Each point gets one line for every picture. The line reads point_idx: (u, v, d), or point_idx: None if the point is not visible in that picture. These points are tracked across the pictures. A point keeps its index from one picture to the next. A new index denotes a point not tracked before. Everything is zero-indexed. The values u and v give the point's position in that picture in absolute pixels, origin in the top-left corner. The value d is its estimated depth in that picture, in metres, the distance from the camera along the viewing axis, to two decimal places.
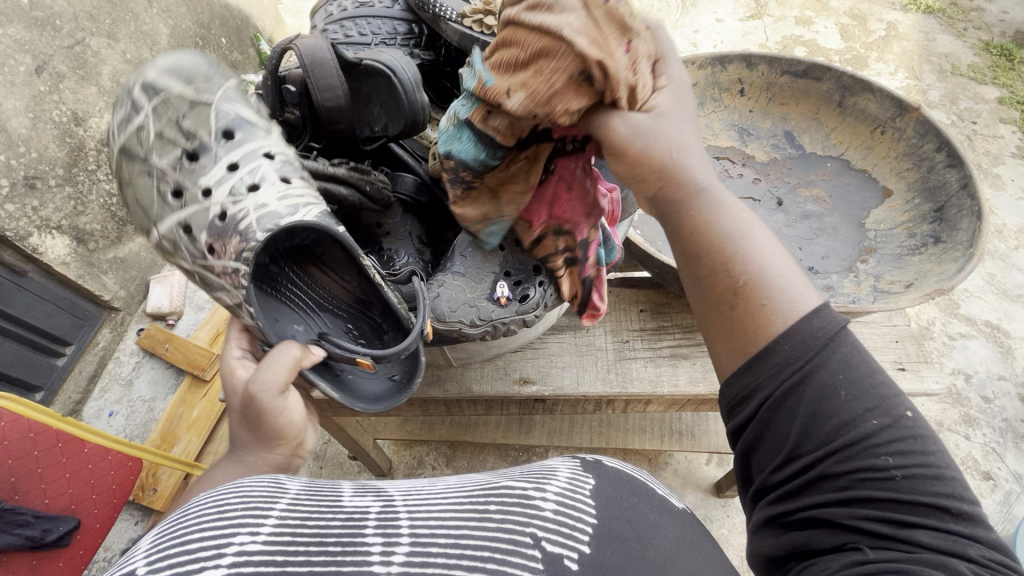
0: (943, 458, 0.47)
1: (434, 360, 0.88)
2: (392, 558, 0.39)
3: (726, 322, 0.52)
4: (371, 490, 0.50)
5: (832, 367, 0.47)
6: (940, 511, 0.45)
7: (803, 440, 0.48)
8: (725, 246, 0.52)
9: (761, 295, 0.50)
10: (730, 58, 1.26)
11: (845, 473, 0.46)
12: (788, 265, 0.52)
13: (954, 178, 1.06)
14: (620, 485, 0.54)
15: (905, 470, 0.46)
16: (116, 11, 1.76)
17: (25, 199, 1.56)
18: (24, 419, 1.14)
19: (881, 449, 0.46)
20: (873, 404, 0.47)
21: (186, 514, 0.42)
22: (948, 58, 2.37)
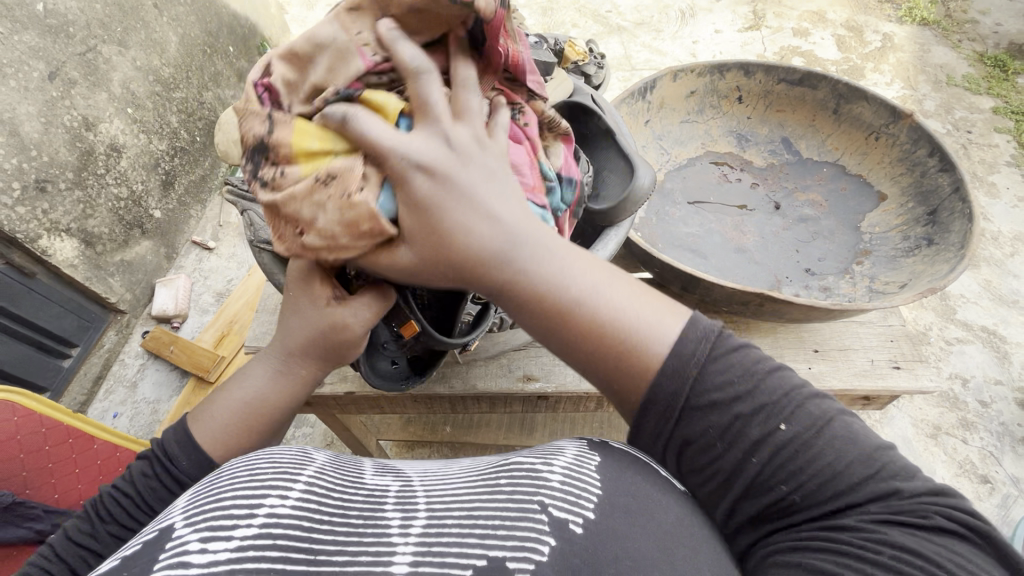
0: (851, 441, 0.46)
1: (442, 357, 0.90)
2: (410, 530, 0.42)
3: (600, 381, 0.51)
4: (391, 470, 0.53)
5: (704, 402, 0.47)
6: (849, 500, 0.44)
7: (710, 477, 0.49)
8: (571, 313, 0.49)
9: (621, 345, 0.49)
10: (727, 67, 1.30)
11: (749, 502, 0.48)
12: (639, 299, 0.51)
13: (947, 181, 1.08)
14: (626, 461, 0.51)
15: (804, 492, 0.45)
16: (128, 19, 1.80)
17: (36, 202, 1.59)
18: (37, 415, 1.17)
19: (775, 477, 0.46)
20: (765, 416, 0.46)
21: (218, 477, 0.45)
22: (942, 68, 2.41)
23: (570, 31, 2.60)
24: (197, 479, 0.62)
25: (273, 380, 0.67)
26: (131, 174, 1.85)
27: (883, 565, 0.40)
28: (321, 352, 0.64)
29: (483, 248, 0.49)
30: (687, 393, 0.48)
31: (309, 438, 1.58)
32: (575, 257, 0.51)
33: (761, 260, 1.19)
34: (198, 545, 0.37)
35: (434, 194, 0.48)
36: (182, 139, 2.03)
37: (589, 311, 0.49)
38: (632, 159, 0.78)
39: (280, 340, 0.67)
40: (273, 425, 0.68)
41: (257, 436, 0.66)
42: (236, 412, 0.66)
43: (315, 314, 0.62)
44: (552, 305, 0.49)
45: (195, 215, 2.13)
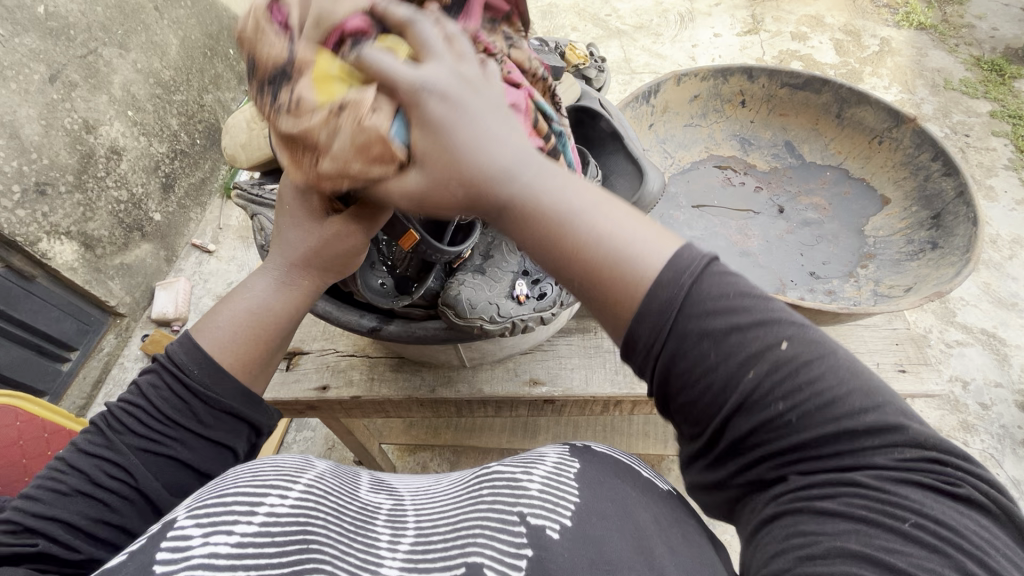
0: (845, 368, 0.42)
1: (449, 361, 0.90)
2: (398, 547, 0.42)
3: (591, 308, 0.47)
4: (385, 486, 0.53)
5: (704, 316, 0.43)
6: (855, 423, 0.40)
7: (695, 404, 0.45)
8: (564, 231, 0.45)
9: (616, 268, 0.44)
10: (732, 71, 1.30)
11: (740, 422, 0.43)
12: (639, 224, 0.46)
13: (950, 186, 1.08)
14: (607, 469, 0.50)
15: (799, 410, 0.41)
16: (128, 22, 1.80)
17: (36, 205, 1.58)
18: (40, 420, 1.18)
19: (770, 395, 0.42)
20: (764, 334, 0.42)
21: (219, 482, 0.44)
22: (940, 72, 2.43)
23: (570, 34, 2.61)
24: (206, 388, 0.58)
25: (276, 289, 0.63)
26: (131, 177, 1.85)
27: (903, 533, 0.38)
28: (323, 262, 0.61)
29: (486, 167, 0.43)
30: (683, 302, 0.43)
31: (310, 442, 1.57)
32: (568, 180, 0.46)
33: (764, 264, 1.20)
34: (199, 537, 0.37)
35: (445, 118, 0.42)
36: (183, 142, 2.02)
37: (574, 234, 0.45)
38: (642, 163, 0.78)
39: (277, 249, 0.62)
40: (276, 340, 0.63)
41: (265, 348, 0.62)
42: (241, 320, 0.61)
43: (317, 223, 0.60)
44: (547, 228, 0.45)
45: (195, 218, 2.13)
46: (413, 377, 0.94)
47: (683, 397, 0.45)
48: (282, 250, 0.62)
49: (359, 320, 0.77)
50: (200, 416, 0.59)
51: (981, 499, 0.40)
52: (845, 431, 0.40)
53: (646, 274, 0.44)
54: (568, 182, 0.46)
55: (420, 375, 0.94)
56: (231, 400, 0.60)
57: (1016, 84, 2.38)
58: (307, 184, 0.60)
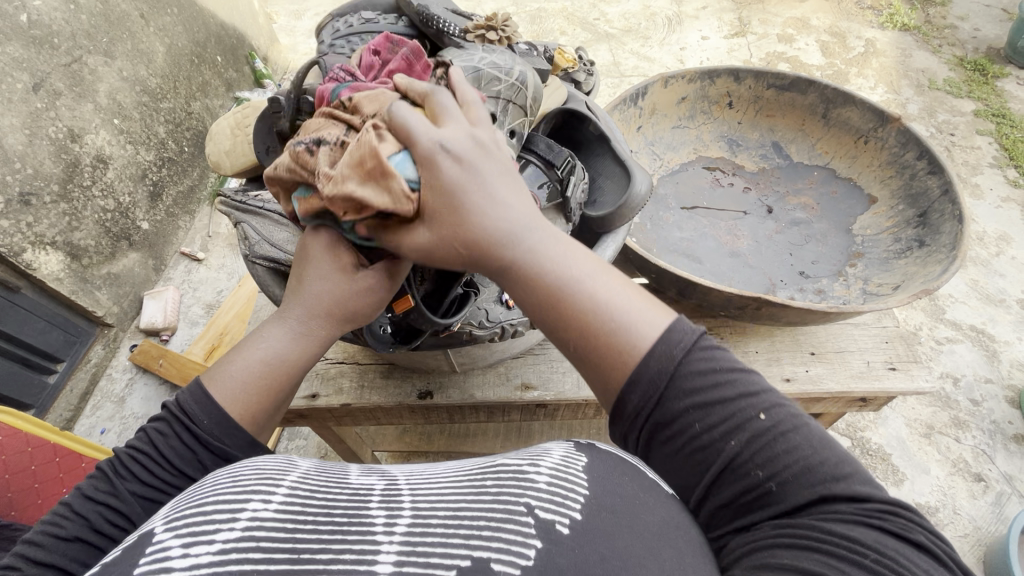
0: (815, 454, 0.44)
1: (439, 367, 0.89)
2: (395, 527, 0.39)
3: (587, 368, 0.49)
4: (377, 469, 0.49)
5: (687, 392, 0.46)
6: (822, 490, 0.42)
7: (677, 465, 0.48)
8: (565, 293, 0.48)
9: (612, 335, 0.47)
10: (719, 73, 1.31)
11: (723, 488, 0.46)
12: (638, 298, 0.49)
13: (935, 184, 1.09)
14: (614, 463, 0.48)
15: (779, 478, 0.44)
16: (114, 30, 1.79)
17: (20, 215, 1.56)
18: (23, 434, 1.17)
19: (744, 462, 0.45)
20: (745, 406, 0.45)
21: (200, 488, 0.42)
22: (924, 72, 2.46)
23: (558, 38, 2.62)
24: (213, 436, 0.57)
25: (292, 339, 0.62)
26: (118, 186, 1.83)
27: (868, 568, 0.38)
28: (347, 315, 0.61)
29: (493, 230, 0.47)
30: (672, 373, 0.46)
31: (302, 450, 1.56)
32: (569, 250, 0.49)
33: (754, 263, 1.20)
34: (179, 548, 0.35)
35: (457, 180, 0.46)
36: (170, 150, 2.01)
37: (581, 301, 0.48)
38: (629, 165, 0.77)
39: (298, 295, 0.62)
40: (285, 392, 0.63)
41: (273, 400, 0.61)
42: (253, 371, 0.61)
43: (344, 276, 0.60)
44: (548, 296, 0.48)
45: (184, 226, 2.11)
46: (404, 384, 0.93)
47: (660, 458, 0.49)
48: (306, 292, 0.61)
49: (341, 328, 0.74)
50: (207, 465, 0.57)
51: (936, 551, 0.41)
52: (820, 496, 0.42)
53: (640, 338, 0.47)
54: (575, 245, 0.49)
55: (411, 383, 0.93)
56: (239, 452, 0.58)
57: (999, 83, 2.41)
58: (338, 239, 0.60)
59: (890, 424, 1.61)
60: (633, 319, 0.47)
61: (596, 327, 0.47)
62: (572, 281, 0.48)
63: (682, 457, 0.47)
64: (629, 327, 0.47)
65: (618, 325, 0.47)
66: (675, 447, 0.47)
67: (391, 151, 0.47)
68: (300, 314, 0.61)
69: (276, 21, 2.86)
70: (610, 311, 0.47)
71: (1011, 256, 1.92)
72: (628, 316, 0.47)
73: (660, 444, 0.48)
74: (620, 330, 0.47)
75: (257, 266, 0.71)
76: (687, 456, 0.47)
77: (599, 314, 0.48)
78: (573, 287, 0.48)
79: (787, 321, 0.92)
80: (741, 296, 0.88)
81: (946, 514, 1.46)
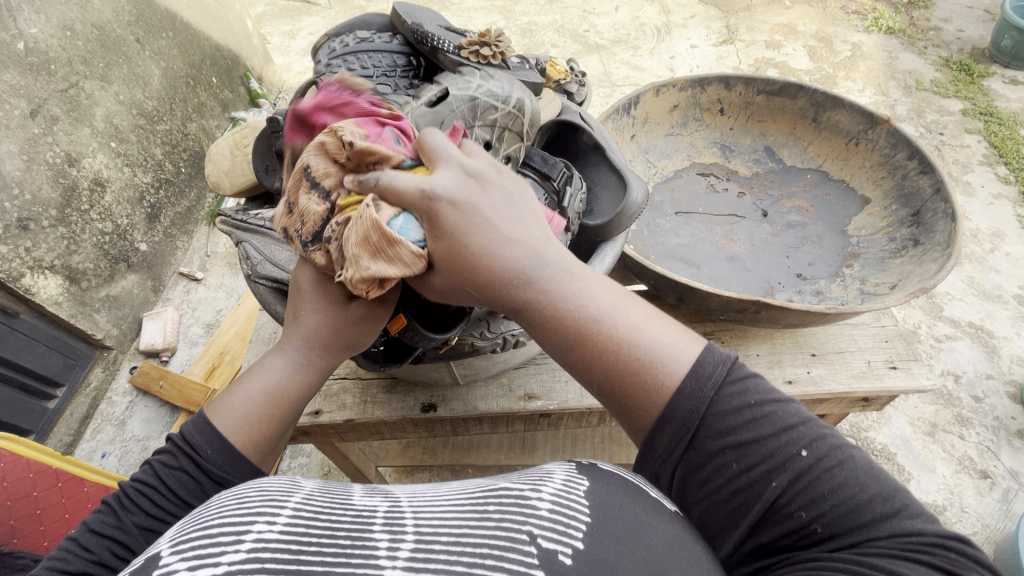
0: (851, 486, 0.45)
1: (442, 379, 0.89)
2: (398, 552, 0.38)
3: (625, 404, 0.50)
4: (380, 491, 0.48)
5: (719, 436, 0.47)
6: (870, 531, 0.44)
7: (712, 500, 0.48)
8: (591, 336, 0.49)
9: (649, 378, 0.48)
10: (709, 80, 1.33)
11: (767, 530, 0.47)
12: (659, 322, 0.51)
13: (927, 183, 1.11)
14: (616, 487, 0.48)
15: (822, 519, 0.45)
16: (110, 55, 1.81)
17: (18, 240, 1.56)
18: (24, 460, 1.16)
19: (792, 505, 0.46)
20: (786, 442, 0.46)
21: (204, 510, 0.40)
22: (911, 74, 2.50)
23: (550, 50, 2.65)
24: (218, 467, 0.57)
25: (291, 369, 0.63)
26: (116, 209, 1.83)
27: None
28: (344, 346, 0.62)
29: (507, 268, 0.49)
30: (706, 409, 0.47)
31: (306, 468, 1.55)
32: (597, 285, 0.51)
33: (752, 268, 1.20)
34: (184, 571, 0.34)
35: (456, 224, 0.48)
36: (167, 171, 2.02)
37: (614, 349, 0.49)
38: (625, 174, 0.77)
39: (294, 328, 0.62)
40: (289, 418, 0.63)
41: (276, 430, 0.62)
42: (256, 402, 0.61)
43: (335, 308, 0.60)
44: (577, 330, 0.49)
45: (182, 247, 2.11)
46: (408, 397, 0.93)
47: (693, 484, 0.49)
48: (299, 325, 0.61)
49: None
50: (211, 495, 0.57)
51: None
52: (863, 535, 0.44)
53: (672, 375, 0.48)
54: (598, 288, 0.51)
55: (415, 396, 0.93)
56: (242, 481, 0.59)
57: (985, 82, 2.45)
58: (326, 269, 0.61)
59: (894, 423, 1.61)
60: (666, 356, 0.49)
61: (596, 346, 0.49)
62: (609, 337, 0.49)
63: (709, 499, 0.48)
64: (630, 356, 0.49)
65: (650, 376, 0.48)
66: (690, 479, 0.49)
67: (390, 217, 0.49)
68: (296, 343, 0.62)
69: (270, 41, 2.89)
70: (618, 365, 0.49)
71: (1005, 251, 1.94)
72: (661, 355, 0.49)
73: (693, 483, 0.49)
74: (659, 378, 0.48)
75: (260, 285, 0.71)
76: (705, 497, 0.48)
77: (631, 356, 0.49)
78: (606, 348, 0.49)
79: (787, 323, 0.93)
80: (740, 300, 0.88)
81: (953, 513, 1.45)
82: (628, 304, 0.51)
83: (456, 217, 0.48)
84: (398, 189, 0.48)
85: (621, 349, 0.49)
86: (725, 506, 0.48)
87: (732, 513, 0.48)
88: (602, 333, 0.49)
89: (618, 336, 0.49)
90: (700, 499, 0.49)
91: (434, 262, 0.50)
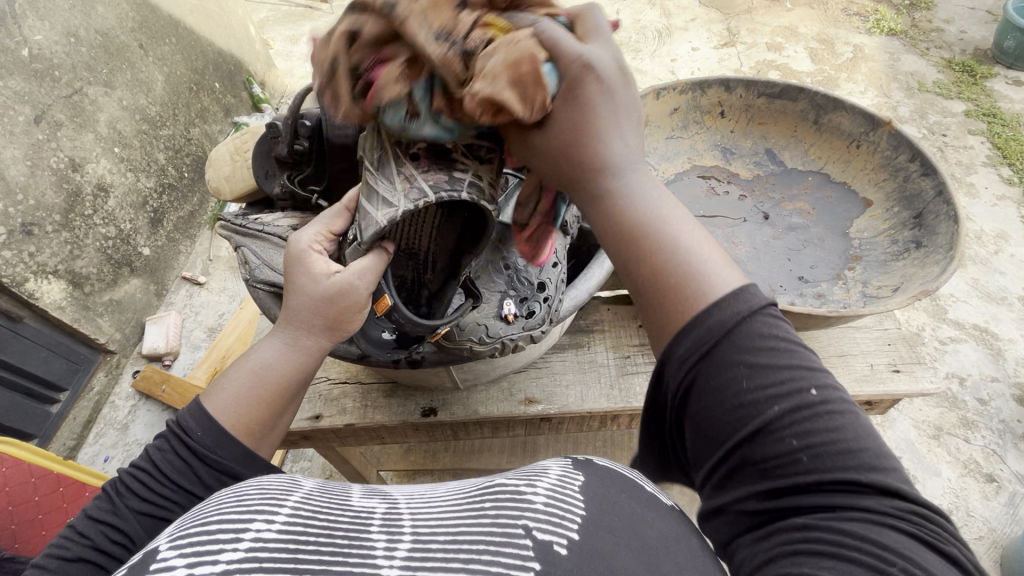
0: (858, 429, 0.43)
1: (442, 384, 0.89)
2: (395, 552, 0.38)
3: (651, 301, 0.48)
4: (378, 492, 0.48)
5: (739, 351, 0.44)
6: (857, 475, 0.41)
7: (714, 425, 0.45)
8: (642, 234, 0.49)
9: (687, 284, 0.47)
10: (709, 83, 1.33)
11: (757, 449, 0.43)
12: (710, 248, 0.49)
13: (929, 185, 1.11)
14: (611, 482, 0.48)
15: (812, 450, 0.42)
16: (113, 61, 1.82)
17: (22, 245, 1.57)
18: (26, 464, 1.17)
19: (786, 431, 0.43)
20: (799, 376, 0.44)
21: (203, 509, 0.40)
22: (914, 75, 2.49)
23: None
24: (209, 449, 0.56)
25: (282, 350, 0.62)
26: (119, 214, 1.84)
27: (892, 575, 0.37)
28: (328, 319, 0.62)
29: (602, 154, 0.50)
30: (728, 330, 0.44)
31: (308, 472, 1.55)
32: (655, 184, 0.51)
33: (753, 271, 1.20)
34: (183, 568, 0.34)
35: (599, 105, 0.50)
36: (170, 176, 2.03)
37: (653, 244, 0.49)
38: None
39: (286, 309, 0.63)
40: (283, 403, 0.62)
41: (268, 412, 0.61)
42: (246, 382, 0.61)
43: (319, 278, 0.61)
44: (630, 225, 0.49)
45: (185, 251, 2.11)
46: (408, 401, 0.93)
47: (699, 412, 0.46)
48: (289, 305, 0.63)
49: (346, 348, 0.77)
50: (204, 480, 0.56)
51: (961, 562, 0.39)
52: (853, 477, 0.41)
53: (708, 287, 0.46)
54: (652, 188, 0.50)
55: (414, 400, 0.93)
56: (235, 464, 0.57)
57: (988, 83, 2.44)
58: (310, 251, 0.63)
59: (898, 426, 1.60)
60: (704, 261, 0.48)
61: (640, 238, 0.49)
62: (652, 236, 0.49)
63: (707, 422, 0.45)
64: (666, 257, 0.48)
65: (683, 283, 0.47)
66: (696, 403, 0.46)
67: (542, 58, 0.49)
68: (287, 324, 0.63)
69: (272, 47, 2.90)
70: (657, 264, 0.48)
71: (1010, 253, 1.93)
72: (698, 263, 0.47)
73: (697, 400, 0.46)
74: (688, 281, 0.47)
75: (259, 291, 0.71)
76: (706, 421, 0.45)
77: (667, 258, 0.48)
78: (646, 249, 0.49)
79: (788, 327, 0.92)
80: None
81: (959, 516, 1.44)
82: (675, 212, 0.50)
83: (598, 95, 0.49)
84: (556, 40, 0.50)
85: (662, 250, 0.48)
86: (727, 435, 0.45)
87: (724, 443, 0.45)
88: (645, 237, 0.49)
89: (655, 235, 0.49)
90: (698, 416, 0.46)
91: (549, 118, 0.51)
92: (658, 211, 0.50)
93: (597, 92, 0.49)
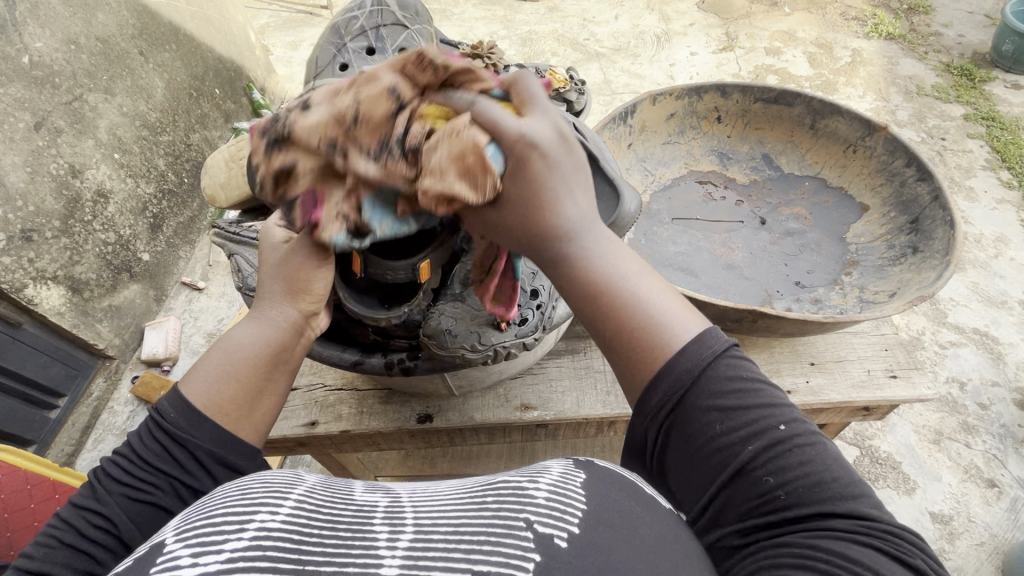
0: (847, 476, 0.45)
1: (436, 391, 0.89)
2: (398, 543, 0.38)
3: (634, 368, 0.51)
4: (381, 487, 0.47)
5: (730, 415, 0.47)
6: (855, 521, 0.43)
7: (708, 472, 0.47)
8: (619, 304, 0.51)
9: (674, 356, 0.49)
10: (705, 89, 1.34)
11: (760, 509, 0.46)
12: (677, 302, 0.52)
13: (925, 190, 1.11)
14: (613, 482, 0.47)
15: (813, 503, 0.44)
16: (113, 68, 1.83)
17: (22, 251, 1.57)
18: (22, 471, 1.16)
19: (785, 486, 0.45)
20: (791, 432, 0.46)
21: (209, 501, 0.41)
22: (913, 79, 2.49)
23: (551, 59, 2.66)
24: (183, 430, 0.56)
25: (250, 326, 0.62)
26: (119, 220, 1.85)
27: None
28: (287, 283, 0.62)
29: (560, 225, 0.51)
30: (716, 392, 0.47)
31: None
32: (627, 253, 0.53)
33: (751, 276, 1.20)
34: (188, 559, 0.34)
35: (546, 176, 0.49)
36: (170, 182, 2.04)
37: (632, 313, 0.50)
38: (618, 183, 0.76)
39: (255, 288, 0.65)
40: (260, 380, 0.60)
41: (241, 387, 0.59)
42: (216, 361, 0.60)
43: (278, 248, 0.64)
44: (606, 294, 0.51)
45: (185, 256, 2.12)
46: (404, 407, 0.92)
47: (694, 467, 0.48)
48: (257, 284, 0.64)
49: (340, 355, 0.78)
50: (183, 463, 0.55)
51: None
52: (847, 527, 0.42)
53: (687, 353, 0.49)
54: (621, 257, 0.52)
55: (409, 405, 0.92)
56: (211, 445, 0.56)
57: (986, 87, 2.44)
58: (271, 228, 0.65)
59: (899, 431, 1.59)
60: (684, 326, 0.50)
61: (619, 306, 0.51)
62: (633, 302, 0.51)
63: (704, 479, 0.48)
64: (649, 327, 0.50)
65: (667, 349, 0.49)
66: (689, 462, 0.48)
67: (486, 142, 0.49)
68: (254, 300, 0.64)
69: (272, 53, 2.92)
70: (640, 334, 0.50)
71: (1010, 257, 1.92)
72: (679, 328, 0.50)
73: (691, 458, 0.48)
74: (673, 352, 0.49)
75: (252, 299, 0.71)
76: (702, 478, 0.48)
77: (651, 327, 0.50)
78: (626, 317, 0.51)
79: (784, 333, 0.92)
80: (737, 309, 0.88)
81: (961, 522, 1.43)
82: (649, 277, 0.53)
83: (548, 171, 0.49)
84: (495, 119, 0.49)
85: (641, 316, 0.50)
86: (723, 489, 0.47)
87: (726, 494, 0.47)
88: (625, 305, 0.51)
89: (637, 301, 0.51)
90: (694, 473, 0.48)
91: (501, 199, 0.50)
92: (635, 276, 0.52)
93: (551, 164, 0.50)
